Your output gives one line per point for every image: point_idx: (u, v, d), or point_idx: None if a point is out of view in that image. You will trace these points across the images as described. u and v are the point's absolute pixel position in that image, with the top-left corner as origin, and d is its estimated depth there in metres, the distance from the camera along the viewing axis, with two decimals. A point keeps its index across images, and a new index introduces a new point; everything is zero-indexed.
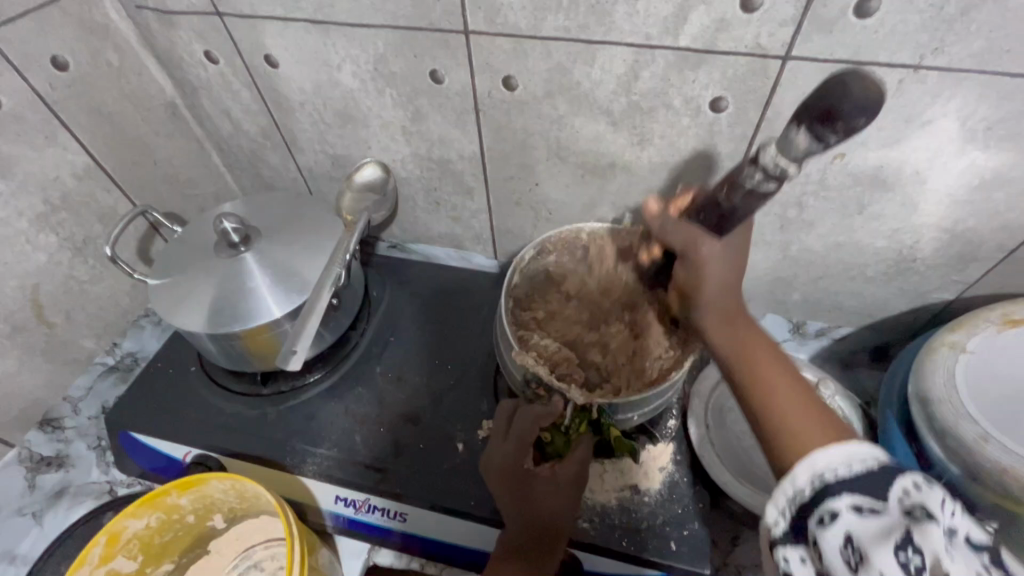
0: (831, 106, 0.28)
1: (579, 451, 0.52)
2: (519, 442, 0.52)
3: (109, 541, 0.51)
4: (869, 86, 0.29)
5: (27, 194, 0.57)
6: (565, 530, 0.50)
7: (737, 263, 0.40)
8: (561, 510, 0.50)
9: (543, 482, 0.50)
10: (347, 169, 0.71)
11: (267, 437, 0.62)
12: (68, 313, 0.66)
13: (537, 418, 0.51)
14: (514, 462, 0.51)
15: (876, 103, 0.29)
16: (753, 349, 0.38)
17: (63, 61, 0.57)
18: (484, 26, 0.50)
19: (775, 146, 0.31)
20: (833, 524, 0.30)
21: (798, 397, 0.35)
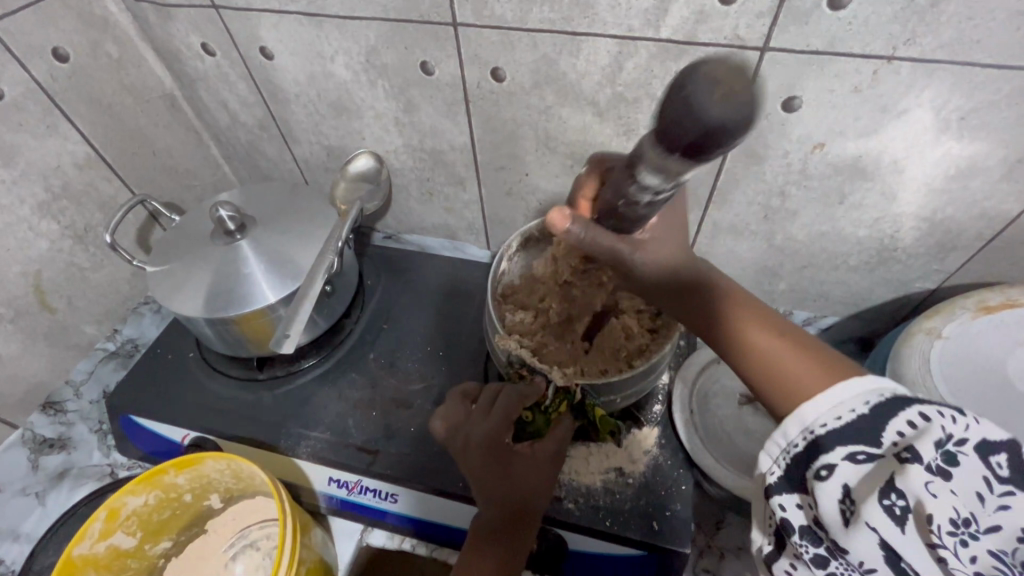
0: (695, 139, 0.23)
1: (558, 430, 0.54)
2: (503, 418, 0.52)
3: (109, 517, 0.53)
4: (726, 92, 0.23)
5: (29, 181, 0.59)
6: (538, 510, 0.51)
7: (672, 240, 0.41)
8: (538, 489, 0.51)
9: (522, 458, 0.51)
10: (341, 160, 0.72)
11: (263, 420, 0.64)
12: (69, 299, 0.67)
13: (521, 398, 0.53)
14: (497, 437, 0.51)
15: (749, 111, 0.23)
16: (725, 312, 0.41)
17: (64, 53, 0.58)
18: (472, 18, 0.51)
19: (648, 170, 0.28)
20: (832, 477, 0.34)
21: (789, 356, 0.38)
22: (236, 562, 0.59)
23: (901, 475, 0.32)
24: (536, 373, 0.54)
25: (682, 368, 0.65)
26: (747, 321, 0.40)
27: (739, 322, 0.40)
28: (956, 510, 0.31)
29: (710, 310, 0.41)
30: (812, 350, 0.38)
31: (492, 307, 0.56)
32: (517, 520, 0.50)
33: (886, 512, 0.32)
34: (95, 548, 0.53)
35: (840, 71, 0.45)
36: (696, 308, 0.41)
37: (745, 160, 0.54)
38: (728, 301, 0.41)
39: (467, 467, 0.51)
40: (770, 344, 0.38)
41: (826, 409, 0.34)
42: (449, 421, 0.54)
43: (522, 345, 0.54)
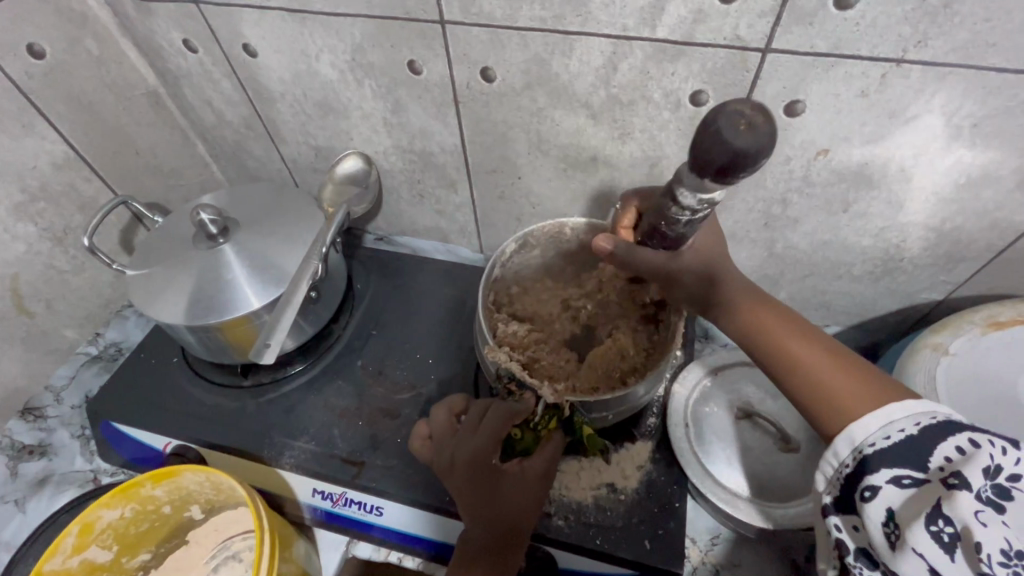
0: (724, 165, 0.28)
1: (550, 445, 0.51)
2: (490, 438, 0.49)
3: (82, 531, 0.51)
4: (741, 127, 0.27)
5: (4, 183, 0.57)
6: (528, 528, 0.49)
7: (718, 250, 0.45)
8: (528, 508, 0.49)
9: (510, 479, 0.49)
10: (330, 161, 0.70)
11: (246, 429, 0.62)
12: (49, 302, 0.66)
13: (510, 416, 0.50)
14: (484, 458, 0.49)
15: (769, 137, 0.27)
16: (767, 319, 0.42)
17: (40, 50, 0.56)
18: (460, 15, 0.49)
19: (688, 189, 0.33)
20: (876, 499, 0.35)
21: (837, 372, 0.39)
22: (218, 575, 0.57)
23: (946, 499, 0.32)
24: (527, 389, 0.52)
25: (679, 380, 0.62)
26: (791, 329, 0.42)
27: (785, 330, 0.42)
28: (1007, 541, 0.31)
29: (751, 321, 0.43)
30: (857, 369, 0.39)
31: (484, 316, 0.54)
32: (508, 540, 0.48)
33: (933, 538, 0.32)
34: (68, 563, 0.51)
35: (846, 74, 0.43)
36: (740, 313, 0.43)
37: None
38: (773, 308, 0.43)
39: (454, 487, 0.49)
40: (815, 353, 0.40)
41: (876, 429, 0.35)
42: (436, 439, 0.52)
43: (512, 358, 0.53)
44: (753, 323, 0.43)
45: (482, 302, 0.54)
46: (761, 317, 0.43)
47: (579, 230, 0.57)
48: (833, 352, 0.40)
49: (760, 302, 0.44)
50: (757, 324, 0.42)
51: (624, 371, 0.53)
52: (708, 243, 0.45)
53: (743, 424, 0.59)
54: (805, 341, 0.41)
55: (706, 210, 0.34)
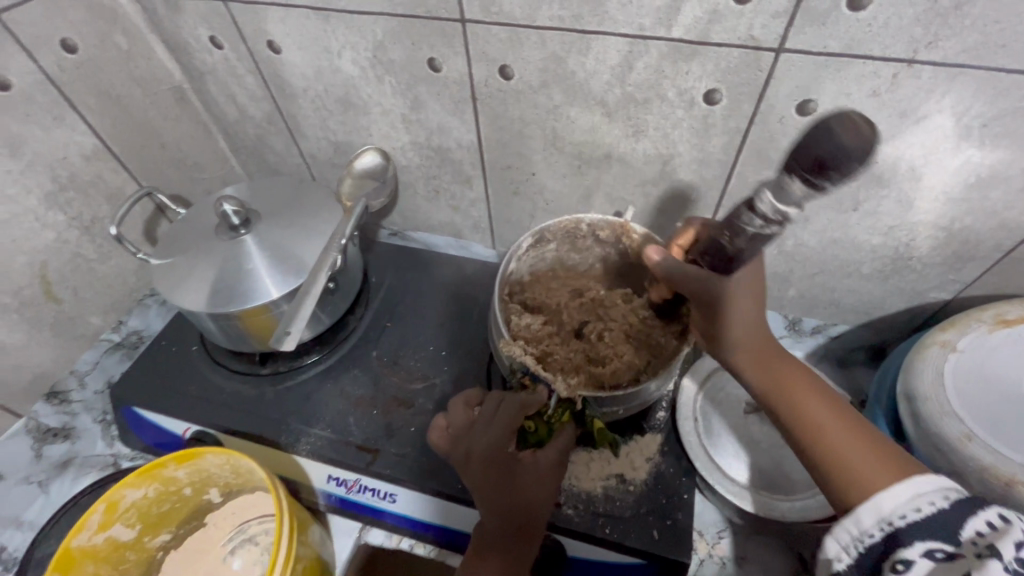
0: (823, 157, 0.31)
1: (562, 437, 0.51)
2: (506, 427, 0.50)
3: (108, 509, 0.52)
4: (851, 131, 0.31)
5: (36, 173, 0.59)
6: (541, 522, 0.50)
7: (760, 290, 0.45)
8: (541, 500, 0.49)
9: (526, 468, 0.50)
10: (349, 156, 0.71)
11: (263, 416, 0.64)
12: (76, 290, 0.68)
13: (523, 406, 0.51)
14: (500, 446, 0.50)
15: (868, 147, 0.31)
16: (785, 376, 0.44)
17: (73, 44, 0.58)
18: (481, 14, 0.50)
19: (771, 192, 0.34)
20: (908, 572, 0.34)
21: (849, 433, 0.40)
22: (234, 557, 0.59)
23: (981, 571, 0.32)
24: (540, 381, 0.53)
25: (688, 375, 0.63)
26: (807, 386, 0.43)
27: (803, 386, 0.43)
28: None
29: (768, 376, 0.45)
30: (870, 439, 0.40)
31: (499, 308, 0.55)
32: (520, 533, 0.49)
33: None
34: (94, 540, 0.53)
35: (858, 74, 0.44)
36: (760, 363, 0.45)
37: (757, 164, 0.53)
38: (793, 366, 0.45)
39: (470, 479, 0.50)
40: (828, 413, 0.42)
41: (906, 501, 0.35)
42: (451, 431, 0.53)
43: (526, 352, 0.54)
44: (773, 377, 0.44)
45: (499, 296, 0.55)
46: (780, 371, 0.45)
47: (596, 225, 0.58)
48: (843, 412, 0.42)
49: (781, 357, 0.45)
50: (777, 378, 0.44)
51: (634, 371, 0.54)
52: (754, 286, 0.45)
53: (752, 418, 0.60)
54: (820, 400, 0.43)
55: (777, 226, 0.34)
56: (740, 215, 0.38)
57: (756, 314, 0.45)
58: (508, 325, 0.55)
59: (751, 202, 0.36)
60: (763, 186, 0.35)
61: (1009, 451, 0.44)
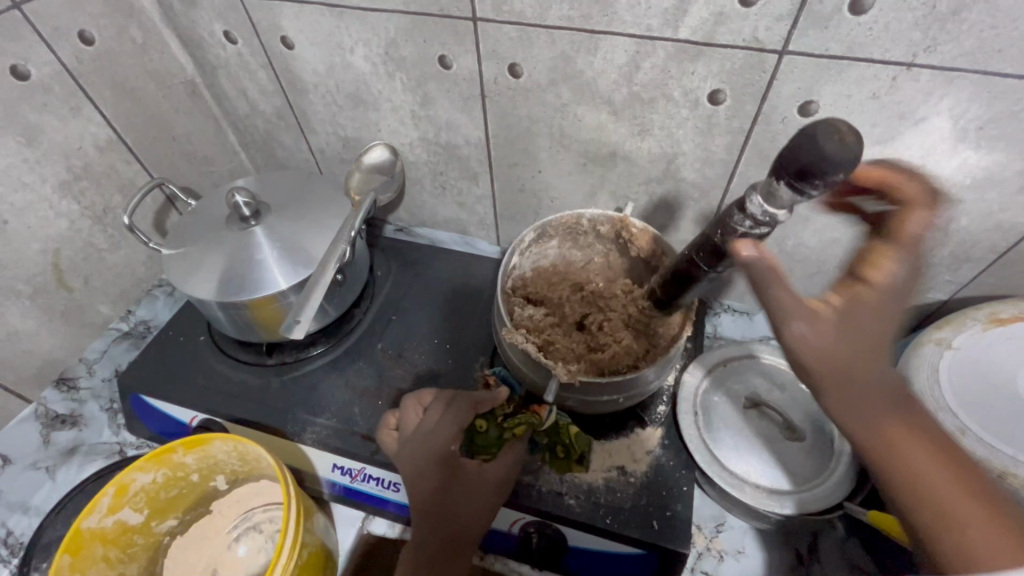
0: (807, 165, 0.31)
1: (508, 455, 0.54)
2: (454, 430, 0.54)
3: (118, 492, 0.53)
4: (843, 140, 0.31)
5: (52, 162, 0.60)
6: (470, 533, 0.53)
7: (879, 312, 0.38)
8: (474, 511, 0.52)
9: (467, 474, 0.53)
10: (357, 151, 0.73)
11: (270, 405, 0.65)
12: (87, 278, 0.68)
13: (475, 403, 0.56)
14: (445, 448, 0.54)
15: (854, 157, 0.31)
16: (888, 420, 0.38)
17: (90, 37, 0.59)
18: (492, 13, 0.51)
19: (761, 195, 0.37)
20: None
21: (952, 483, 0.36)
22: (240, 544, 0.59)
23: None
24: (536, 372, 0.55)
25: (688, 371, 0.64)
26: (910, 420, 0.38)
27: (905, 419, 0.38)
28: None
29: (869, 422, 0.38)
30: (975, 488, 0.36)
31: (501, 298, 0.56)
32: (450, 542, 0.52)
33: None
34: (103, 522, 0.53)
35: (859, 76, 0.45)
36: (862, 402, 0.38)
37: (759, 163, 0.54)
38: (899, 394, 0.38)
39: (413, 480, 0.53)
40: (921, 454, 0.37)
41: None
42: (403, 433, 0.56)
43: (528, 340, 0.54)
44: (864, 409, 0.38)
45: (502, 287, 0.56)
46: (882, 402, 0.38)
47: (597, 220, 0.59)
48: (944, 453, 0.37)
49: (881, 381, 0.38)
50: (880, 416, 0.38)
51: (634, 356, 0.55)
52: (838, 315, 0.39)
53: (751, 413, 0.61)
54: (920, 438, 0.37)
55: (766, 226, 0.38)
56: (729, 215, 0.40)
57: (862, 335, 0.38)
58: (511, 317, 0.56)
59: (743, 202, 0.39)
60: (754, 187, 0.38)
61: (1002, 444, 0.45)
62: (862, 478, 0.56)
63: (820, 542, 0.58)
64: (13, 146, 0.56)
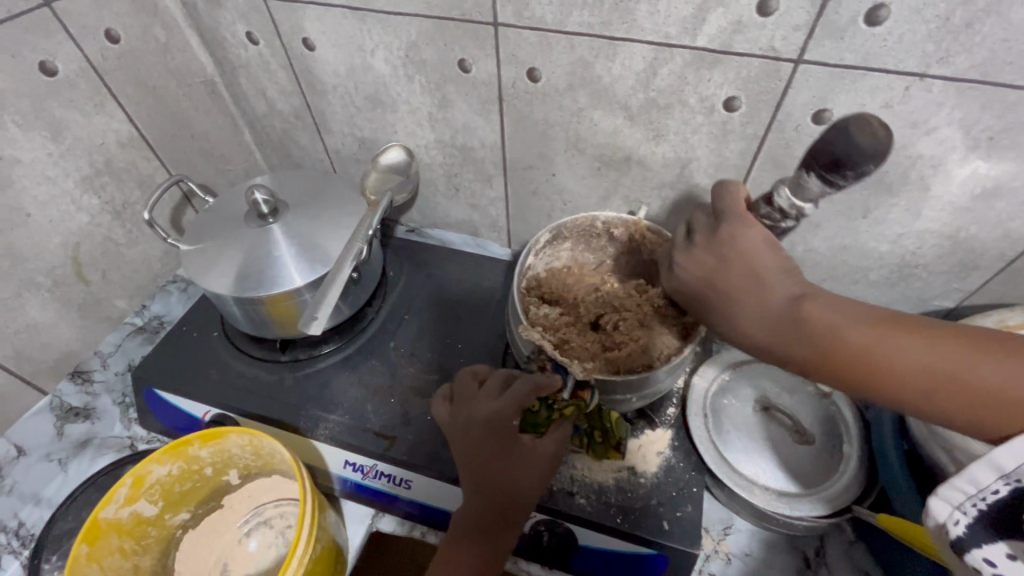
0: (844, 153, 0.39)
1: (558, 431, 0.51)
2: (515, 404, 0.50)
3: (135, 483, 0.54)
4: (874, 134, 0.39)
5: (74, 157, 0.61)
6: (521, 508, 0.50)
7: (712, 287, 0.43)
8: (529, 486, 0.50)
9: (523, 450, 0.50)
10: (373, 152, 0.74)
11: (282, 401, 0.65)
12: (105, 273, 0.69)
13: (537, 388, 0.50)
14: (504, 422, 0.50)
15: (882, 149, 0.39)
16: (847, 343, 0.37)
17: (115, 35, 0.60)
18: (513, 18, 0.52)
19: (789, 189, 0.42)
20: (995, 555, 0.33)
21: (925, 350, 0.36)
22: (250, 539, 0.60)
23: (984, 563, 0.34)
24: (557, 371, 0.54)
25: (696, 375, 0.65)
26: (846, 320, 0.38)
27: (840, 326, 0.38)
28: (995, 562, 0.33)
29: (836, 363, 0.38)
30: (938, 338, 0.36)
31: (518, 297, 0.56)
32: (500, 515, 0.49)
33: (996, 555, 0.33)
34: (120, 513, 0.54)
35: (872, 86, 0.46)
36: (815, 361, 0.38)
37: (771, 170, 0.55)
38: (813, 318, 0.38)
39: (466, 449, 0.50)
40: (896, 350, 0.36)
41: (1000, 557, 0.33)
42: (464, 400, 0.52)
43: (544, 338, 0.55)
44: (816, 361, 0.38)
45: (517, 285, 0.57)
46: (824, 337, 0.38)
47: (611, 223, 0.60)
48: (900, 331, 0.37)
49: (823, 315, 0.39)
50: (828, 349, 0.38)
51: (655, 354, 0.55)
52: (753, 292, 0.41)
53: (760, 416, 0.62)
54: (866, 325, 0.38)
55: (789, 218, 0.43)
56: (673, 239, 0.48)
57: (716, 309, 0.43)
58: (527, 315, 0.57)
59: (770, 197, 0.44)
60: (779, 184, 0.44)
61: None
62: (868, 482, 0.57)
63: (826, 544, 0.60)
64: (38, 141, 0.57)
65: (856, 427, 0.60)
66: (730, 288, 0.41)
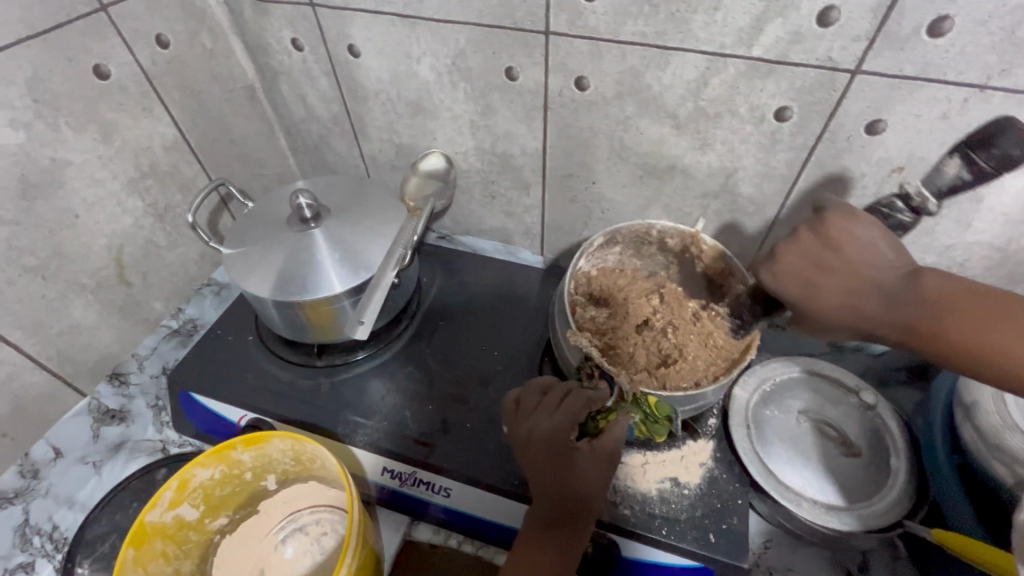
0: (993, 136, 0.46)
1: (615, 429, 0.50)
2: (568, 416, 0.51)
3: (180, 487, 0.54)
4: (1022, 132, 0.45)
5: (122, 159, 0.61)
6: (591, 510, 0.49)
7: (821, 256, 0.41)
8: (596, 487, 0.49)
9: (584, 457, 0.49)
10: (411, 158, 0.74)
11: (319, 406, 0.65)
12: (144, 275, 0.69)
13: (589, 401, 0.52)
14: (561, 434, 0.50)
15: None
16: (951, 322, 0.38)
17: (165, 40, 0.61)
18: (566, 27, 0.53)
19: (926, 180, 0.50)
20: None
21: None
22: (285, 545, 0.59)
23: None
24: (604, 379, 0.54)
25: (738, 386, 0.64)
26: (950, 296, 0.38)
27: (942, 301, 0.38)
28: None
29: (937, 339, 0.38)
30: None
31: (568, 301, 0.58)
32: (572, 521, 0.49)
33: None
34: (164, 517, 0.54)
35: (930, 97, 0.46)
36: (921, 330, 0.39)
37: (819, 180, 0.55)
38: (925, 288, 0.39)
39: (530, 464, 0.50)
40: (1012, 321, 0.36)
41: None
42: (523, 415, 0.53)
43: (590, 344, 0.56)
44: (924, 329, 0.38)
45: (567, 288, 0.58)
46: (935, 303, 0.38)
47: (666, 232, 0.60)
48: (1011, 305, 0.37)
49: (929, 291, 0.39)
50: (938, 317, 0.38)
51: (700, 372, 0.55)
52: (859, 272, 0.40)
53: (805, 428, 0.61)
54: (968, 303, 0.38)
55: (922, 211, 0.50)
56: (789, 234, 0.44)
57: (820, 281, 0.41)
58: (574, 318, 0.58)
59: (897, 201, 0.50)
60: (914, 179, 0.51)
61: None
62: (918, 498, 0.56)
63: (870, 561, 0.58)
64: (89, 143, 0.57)
65: (903, 439, 0.59)
66: (840, 258, 0.41)
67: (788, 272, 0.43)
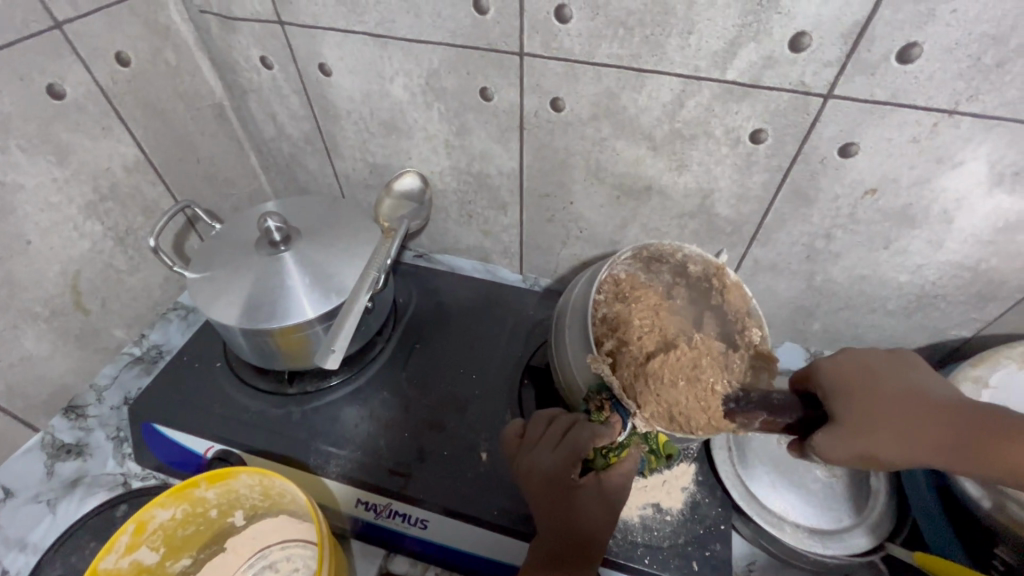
0: None
1: (622, 466, 0.49)
2: (569, 453, 0.49)
3: (137, 530, 0.51)
4: None
5: (79, 181, 0.58)
6: (596, 544, 0.49)
7: (887, 361, 0.47)
8: (599, 522, 0.49)
9: (588, 492, 0.49)
10: (385, 177, 0.72)
11: (290, 436, 0.62)
12: (103, 301, 0.66)
13: (592, 438, 0.48)
14: (562, 472, 0.49)
15: None
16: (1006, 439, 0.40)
17: (126, 57, 0.59)
18: (540, 49, 0.52)
19: None
20: None
21: None
22: None
23: None
24: (615, 411, 0.49)
25: None
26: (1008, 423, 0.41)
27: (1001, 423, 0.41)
28: None
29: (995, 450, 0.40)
30: None
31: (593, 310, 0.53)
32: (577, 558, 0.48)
33: None
34: (120, 563, 0.51)
35: (899, 122, 0.47)
36: (970, 428, 0.41)
37: (795, 202, 0.55)
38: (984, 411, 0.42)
39: (533, 500, 0.50)
40: None
41: None
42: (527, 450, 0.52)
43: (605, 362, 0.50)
44: (983, 430, 0.41)
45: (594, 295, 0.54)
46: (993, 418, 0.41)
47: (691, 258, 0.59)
48: None
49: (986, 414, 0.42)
50: (997, 433, 0.40)
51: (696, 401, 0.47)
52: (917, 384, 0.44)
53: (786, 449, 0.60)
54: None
55: None
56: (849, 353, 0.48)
57: (883, 376, 0.45)
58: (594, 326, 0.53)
59: None
60: None
61: None
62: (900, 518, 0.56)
63: None
64: (43, 165, 0.55)
65: None
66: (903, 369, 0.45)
67: (850, 366, 0.46)
